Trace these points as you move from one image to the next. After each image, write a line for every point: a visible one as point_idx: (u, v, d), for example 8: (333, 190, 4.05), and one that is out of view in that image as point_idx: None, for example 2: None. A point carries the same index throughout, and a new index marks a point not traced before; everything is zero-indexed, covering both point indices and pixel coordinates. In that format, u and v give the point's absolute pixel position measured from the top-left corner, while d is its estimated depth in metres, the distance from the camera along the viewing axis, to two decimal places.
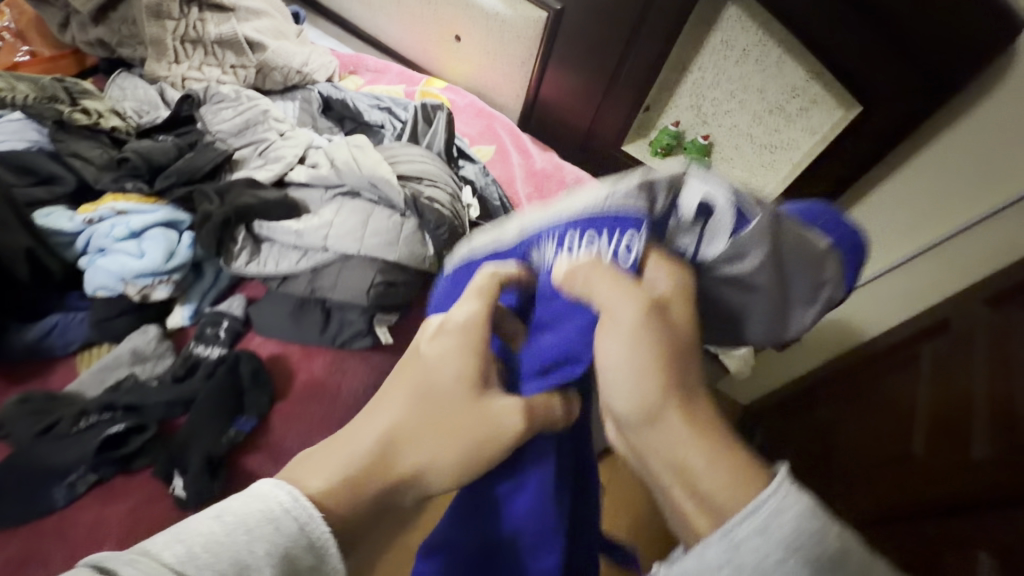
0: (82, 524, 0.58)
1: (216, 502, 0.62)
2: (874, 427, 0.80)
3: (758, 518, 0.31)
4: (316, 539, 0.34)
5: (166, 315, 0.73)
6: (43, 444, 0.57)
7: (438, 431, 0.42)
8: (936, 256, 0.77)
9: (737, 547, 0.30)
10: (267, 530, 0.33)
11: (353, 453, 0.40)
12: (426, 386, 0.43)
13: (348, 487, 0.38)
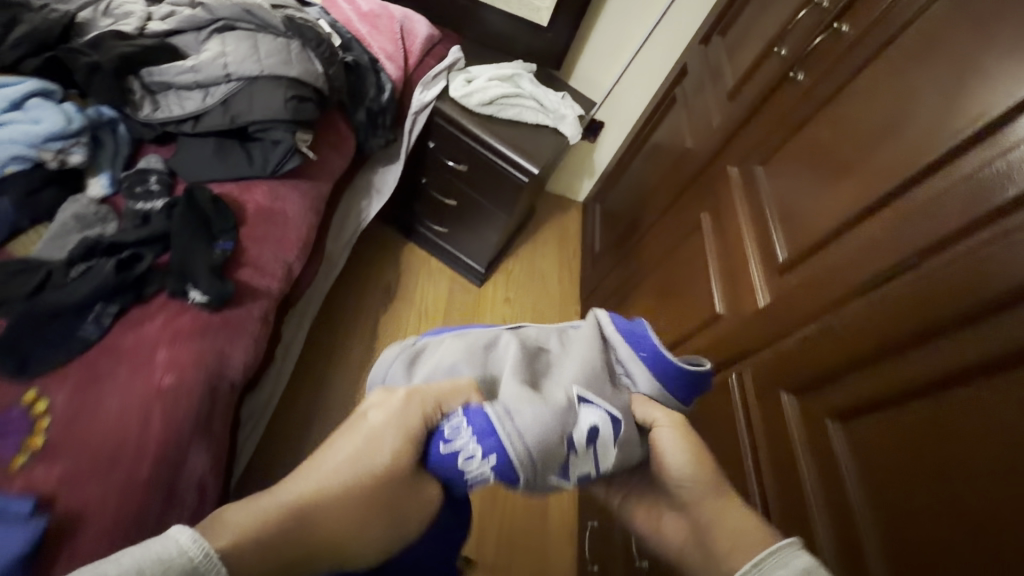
0: (126, 344, 0.69)
1: (232, 300, 0.77)
2: (694, 158, 1.28)
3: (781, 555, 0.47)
4: None
5: (82, 187, 0.77)
6: (48, 291, 0.66)
7: (374, 515, 0.45)
8: (669, 13, 1.49)
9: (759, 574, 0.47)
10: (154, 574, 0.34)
11: (273, 516, 0.41)
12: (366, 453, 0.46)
13: (271, 533, 0.40)
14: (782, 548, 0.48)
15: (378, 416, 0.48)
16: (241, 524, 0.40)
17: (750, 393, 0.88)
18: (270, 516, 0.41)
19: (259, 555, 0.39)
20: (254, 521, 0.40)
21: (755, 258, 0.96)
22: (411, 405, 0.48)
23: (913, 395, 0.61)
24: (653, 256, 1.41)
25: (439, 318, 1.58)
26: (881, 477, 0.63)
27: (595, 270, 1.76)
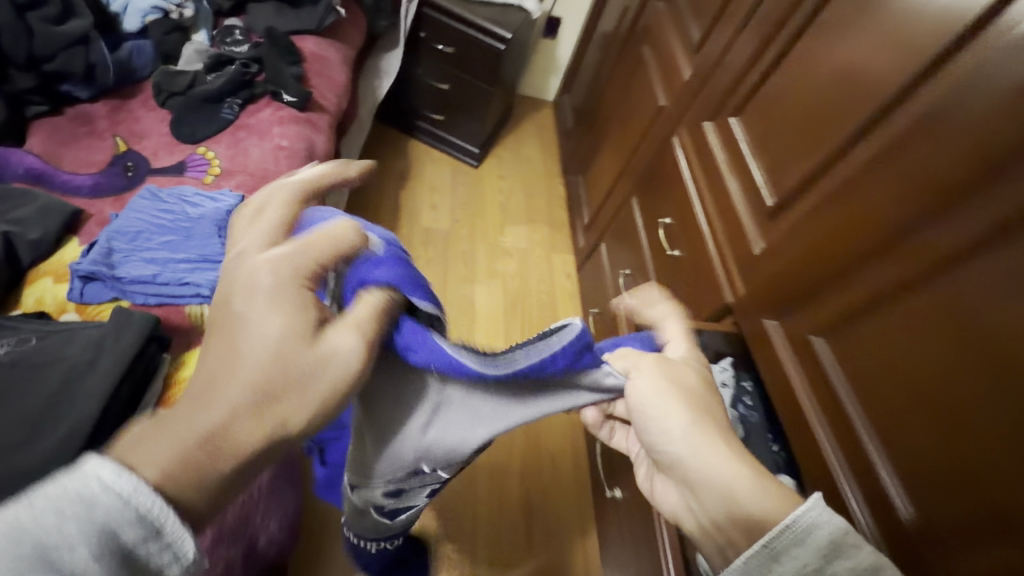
0: (250, 124, 0.99)
1: (311, 104, 1.07)
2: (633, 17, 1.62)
3: (799, 529, 0.47)
4: (146, 512, 0.32)
5: (191, 37, 1.07)
6: (195, 86, 0.97)
7: (300, 377, 0.38)
8: None
9: (779, 553, 0.48)
10: (96, 513, 0.31)
11: (173, 441, 0.35)
12: (272, 386, 0.37)
13: (183, 480, 0.34)
14: (812, 510, 0.48)
15: (264, 276, 0.39)
16: (146, 477, 0.33)
17: (685, 145, 1.20)
18: (189, 446, 0.35)
19: (188, 487, 0.34)
20: (154, 455, 0.34)
21: (678, 60, 1.29)
22: (364, 331, 0.42)
23: (773, 72, 0.94)
24: (608, 109, 1.75)
25: (446, 193, 1.89)
26: (756, 132, 0.97)
27: (570, 145, 2.06)
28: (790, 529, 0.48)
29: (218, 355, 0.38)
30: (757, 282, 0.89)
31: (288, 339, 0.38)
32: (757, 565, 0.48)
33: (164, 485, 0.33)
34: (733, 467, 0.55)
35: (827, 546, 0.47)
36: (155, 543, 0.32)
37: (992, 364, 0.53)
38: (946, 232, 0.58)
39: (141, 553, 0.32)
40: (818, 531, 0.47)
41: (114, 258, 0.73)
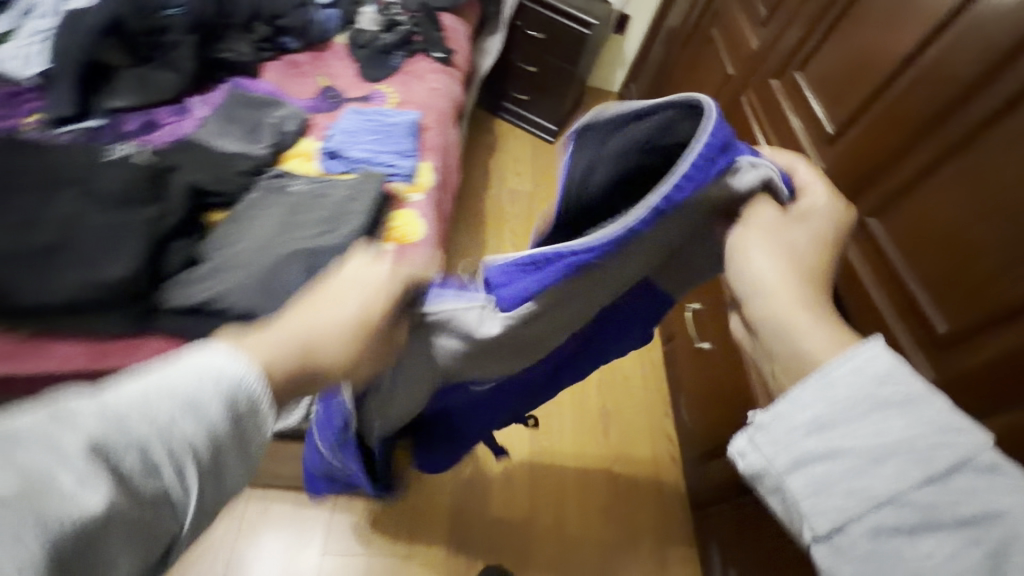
0: (412, 71, 1.28)
1: (453, 60, 1.35)
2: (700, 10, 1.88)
3: (853, 361, 0.40)
4: (241, 397, 0.37)
5: (363, 7, 1.36)
6: (374, 40, 1.27)
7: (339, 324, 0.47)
8: None
9: (832, 384, 0.40)
10: (195, 408, 0.35)
11: (275, 342, 0.43)
12: (340, 355, 0.46)
13: (290, 370, 0.42)
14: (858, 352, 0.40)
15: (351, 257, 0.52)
16: (256, 363, 0.39)
17: (753, 101, 1.43)
18: (283, 342, 0.43)
19: (284, 376, 0.41)
20: (268, 346, 0.42)
21: (745, 33, 1.53)
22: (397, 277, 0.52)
23: (835, 30, 1.17)
24: (674, 91, 2.00)
25: (527, 165, 2.14)
26: (820, 79, 1.19)
27: None
28: (847, 361, 0.40)
29: (316, 314, 0.47)
30: (826, 177, 1.10)
31: (351, 335, 0.47)
32: (806, 400, 0.40)
33: (269, 370, 0.41)
34: (812, 326, 0.45)
35: (880, 377, 0.39)
36: (247, 406, 0.38)
37: (998, 199, 0.75)
38: (968, 113, 0.81)
39: (240, 414, 0.37)
40: (869, 371, 0.39)
41: (342, 143, 1.02)
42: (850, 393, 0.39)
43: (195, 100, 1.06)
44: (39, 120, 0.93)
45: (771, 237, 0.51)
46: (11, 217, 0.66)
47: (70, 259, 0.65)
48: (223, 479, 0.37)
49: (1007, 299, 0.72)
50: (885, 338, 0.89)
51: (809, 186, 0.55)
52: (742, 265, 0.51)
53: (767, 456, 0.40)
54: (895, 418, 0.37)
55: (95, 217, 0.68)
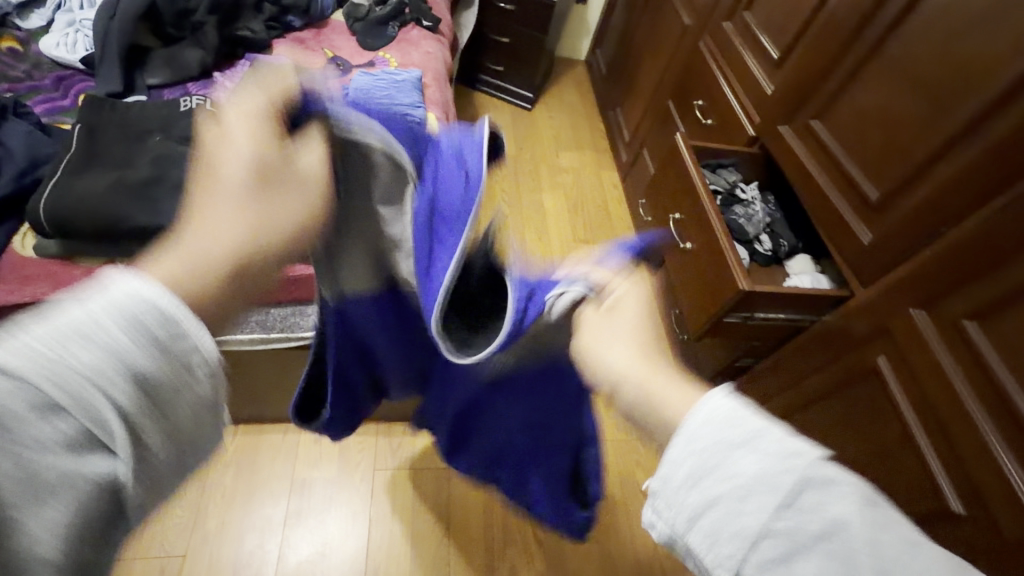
0: (406, 39, 1.42)
1: (440, 28, 1.50)
2: None
3: (699, 414, 0.40)
4: (159, 325, 0.36)
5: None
6: (369, 13, 1.40)
7: (280, 198, 0.48)
8: None
9: (692, 440, 0.39)
10: (104, 338, 0.35)
11: (196, 262, 0.43)
12: (251, 230, 0.46)
13: (204, 284, 0.43)
14: (705, 413, 0.40)
15: (236, 118, 0.48)
16: (158, 282, 0.39)
17: (710, 45, 1.61)
18: (210, 257, 0.44)
19: (212, 281, 0.43)
20: (178, 269, 0.42)
21: None
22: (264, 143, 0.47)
23: None
24: (638, 50, 2.17)
25: (508, 133, 2.30)
26: (764, 15, 1.38)
27: (604, 87, 2.48)
28: (702, 408, 0.40)
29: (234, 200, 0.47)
30: (774, 96, 1.28)
31: (250, 193, 0.46)
32: (674, 463, 0.39)
33: (184, 292, 0.42)
34: (670, 390, 0.46)
35: (726, 420, 0.39)
36: (171, 339, 0.37)
37: (911, 83, 0.94)
38: (880, 20, 1.00)
39: (162, 344, 0.37)
40: (714, 423, 0.39)
41: (358, 98, 1.16)
42: (703, 445, 0.38)
43: (221, 74, 1.18)
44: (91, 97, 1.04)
45: (602, 331, 0.50)
46: (111, 159, 0.79)
47: (169, 190, 0.79)
48: (172, 437, 0.39)
49: (917, 160, 0.92)
50: (835, 214, 1.09)
51: (611, 282, 0.50)
52: (591, 361, 0.50)
53: (667, 525, 0.39)
54: (743, 453, 0.37)
55: (185, 154, 0.81)
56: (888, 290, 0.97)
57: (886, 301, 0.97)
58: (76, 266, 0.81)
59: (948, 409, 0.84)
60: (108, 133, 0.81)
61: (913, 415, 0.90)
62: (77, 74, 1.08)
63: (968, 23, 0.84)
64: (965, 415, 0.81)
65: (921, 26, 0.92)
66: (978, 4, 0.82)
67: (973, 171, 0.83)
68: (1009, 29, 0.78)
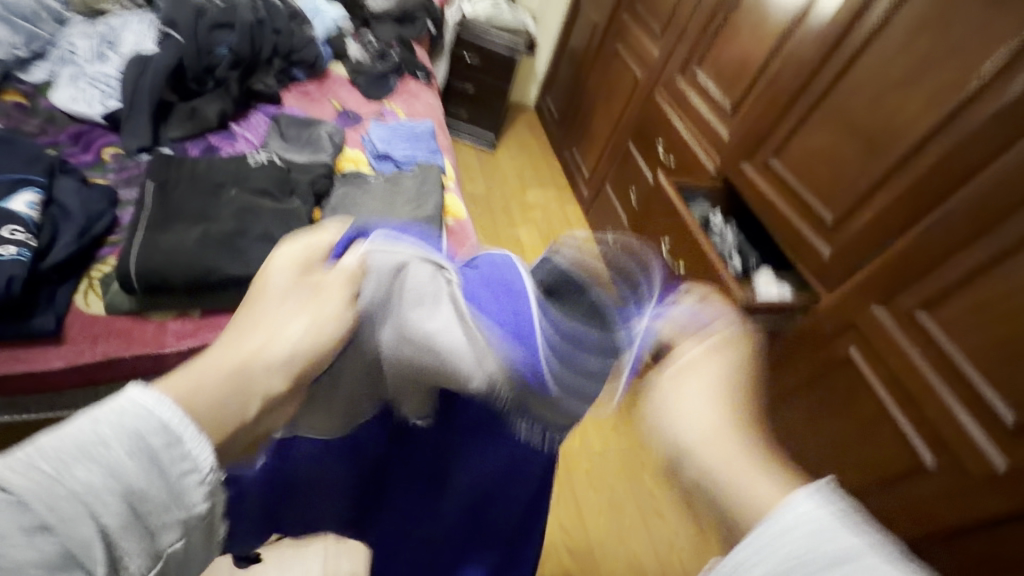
0: (406, 91, 1.53)
1: (433, 80, 1.63)
2: (601, 33, 2.34)
3: (786, 519, 0.35)
4: (172, 430, 0.31)
5: (350, 42, 1.59)
6: (372, 66, 1.50)
7: (311, 308, 0.42)
8: None
9: (770, 542, 0.35)
10: (105, 455, 0.29)
11: (208, 376, 0.35)
12: (296, 342, 0.39)
13: (219, 397, 0.35)
14: (808, 511, 0.35)
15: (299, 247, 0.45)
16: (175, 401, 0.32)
17: (665, 96, 1.87)
18: (221, 369, 0.36)
19: (206, 403, 0.34)
20: (203, 380, 0.35)
21: (647, 46, 1.98)
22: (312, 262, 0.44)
23: (718, 39, 1.64)
24: (589, 97, 2.43)
25: (476, 172, 2.43)
26: (713, 72, 1.65)
27: (559, 130, 2.70)
28: (782, 522, 0.35)
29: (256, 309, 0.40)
30: (733, 139, 1.52)
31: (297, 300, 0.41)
32: (747, 564, 0.35)
33: (191, 400, 0.33)
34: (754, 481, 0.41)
35: (822, 532, 0.34)
36: (175, 452, 0.31)
37: (850, 128, 1.19)
38: (819, 81, 1.27)
39: (162, 461, 0.30)
40: (805, 537, 0.34)
41: (385, 146, 1.24)
42: (784, 559, 0.34)
43: (238, 125, 1.20)
44: (117, 152, 1.02)
45: (683, 396, 0.44)
46: (189, 215, 0.86)
47: (253, 240, 0.86)
48: (152, 573, 0.30)
49: (861, 188, 1.17)
50: (800, 234, 1.31)
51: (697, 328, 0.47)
52: (670, 422, 0.44)
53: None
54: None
55: (265, 205, 0.91)
56: (851, 291, 1.18)
57: (854, 301, 1.18)
58: (145, 319, 0.81)
59: (914, 382, 1.04)
60: (182, 186, 0.89)
61: (887, 393, 1.10)
62: (98, 129, 1.05)
63: (892, 83, 1.10)
64: (929, 386, 1.01)
65: (854, 85, 1.19)
66: (895, 70, 1.10)
67: (912, 191, 1.06)
68: (922, 90, 1.05)
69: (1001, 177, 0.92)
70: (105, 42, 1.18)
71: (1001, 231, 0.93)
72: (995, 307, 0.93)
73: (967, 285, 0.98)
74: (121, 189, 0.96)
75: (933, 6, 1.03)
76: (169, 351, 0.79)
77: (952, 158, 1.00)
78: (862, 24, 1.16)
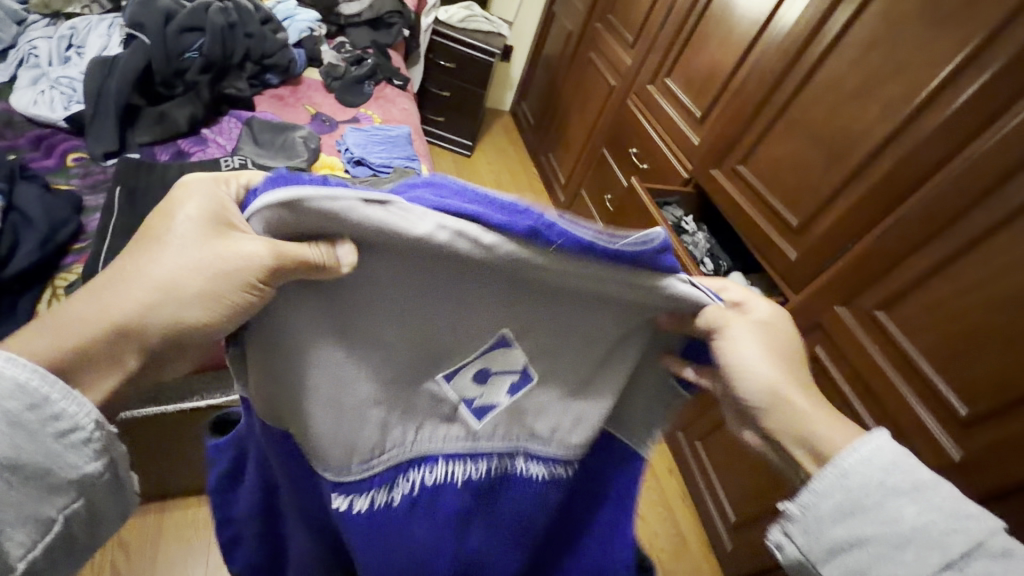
0: (382, 96, 1.52)
1: (408, 86, 1.63)
2: (574, 41, 2.38)
3: (861, 453, 0.42)
4: (37, 393, 0.36)
5: (324, 47, 1.58)
6: (347, 72, 1.49)
7: (192, 277, 0.40)
8: None
9: (846, 474, 0.42)
10: (0, 412, 0.35)
11: (80, 336, 0.39)
12: (177, 297, 0.40)
13: (98, 342, 0.39)
14: (879, 443, 0.42)
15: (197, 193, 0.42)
16: (36, 365, 0.37)
17: (637, 103, 1.91)
18: (133, 320, 0.40)
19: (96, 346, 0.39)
20: (65, 336, 0.39)
21: (620, 54, 2.03)
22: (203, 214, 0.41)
23: (687, 49, 1.69)
24: (564, 103, 2.46)
25: (452, 177, 2.44)
26: (683, 80, 1.70)
27: (534, 136, 2.73)
28: (854, 455, 0.42)
29: (165, 258, 0.40)
30: (703, 146, 1.57)
31: (189, 260, 0.40)
32: (822, 486, 0.42)
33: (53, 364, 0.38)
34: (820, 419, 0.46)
35: (895, 465, 0.41)
36: (44, 410, 0.37)
37: (812, 136, 1.25)
38: (783, 91, 1.32)
39: (29, 423, 0.36)
40: (880, 463, 0.41)
41: (362, 152, 1.24)
42: (863, 483, 0.41)
43: (209, 130, 1.18)
44: (81, 157, 0.99)
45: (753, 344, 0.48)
46: None
47: None
48: (44, 535, 0.38)
49: (823, 193, 1.21)
50: (768, 238, 1.36)
51: (746, 302, 0.51)
52: (739, 373, 0.48)
53: (800, 549, 0.42)
54: (916, 506, 0.39)
55: None
56: (815, 292, 1.23)
57: (819, 301, 1.22)
58: None
59: (873, 377, 1.09)
60: (151, 193, 0.87)
61: (851, 388, 1.14)
62: (59, 133, 1.02)
63: (850, 93, 1.16)
64: (890, 383, 1.06)
65: (814, 95, 1.24)
66: (852, 82, 1.15)
67: (868, 196, 1.12)
68: (876, 101, 1.10)
69: (949, 183, 0.98)
70: (70, 46, 1.15)
71: (950, 234, 0.98)
72: (946, 306, 0.98)
73: (920, 285, 1.03)
74: (86, 195, 0.93)
75: (885, 22, 1.09)
76: None
77: (905, 165, 1.05)
78: (821, 37, 1.22)
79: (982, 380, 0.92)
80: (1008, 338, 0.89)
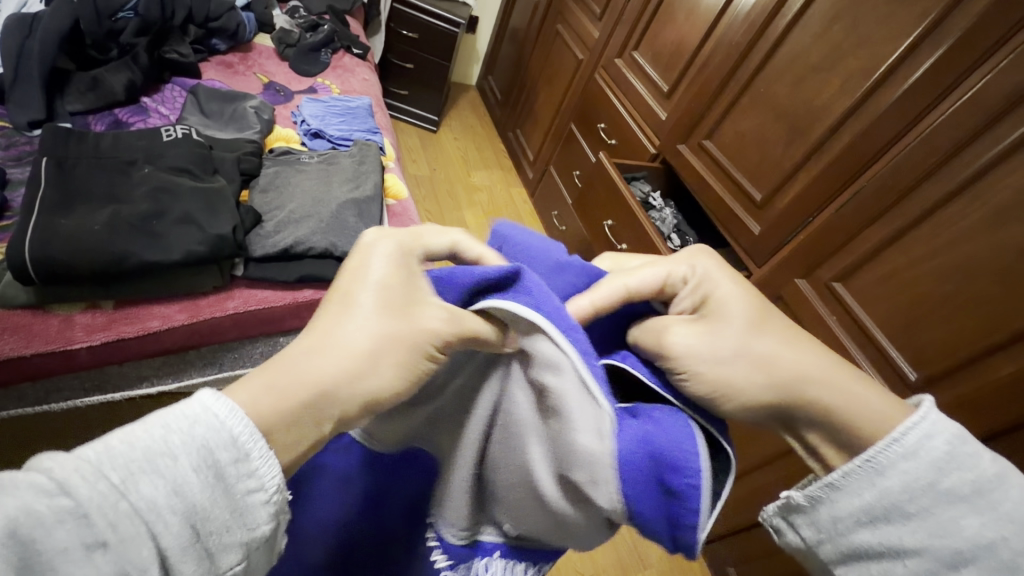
0: (339, 66, 1.45)
1: (367, 56, 1.55)
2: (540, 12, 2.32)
3: (905, 445, 0.38)
4: (240, 435, 0.29)
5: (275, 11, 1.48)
6: (301, 38, 1.40)
7: (394, 364, 0.36)
8: None
9: (885, 466, 0.38)
10: (172, 468, 0.26)
11: (283, 392, 0.32)
12: (368, 378, 0.35)
13: (280, 413, 0.31)
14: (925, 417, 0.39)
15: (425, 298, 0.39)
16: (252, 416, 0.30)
17: (605, 78, 1.89)
18: (299, 393, 0.32)
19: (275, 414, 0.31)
20: (272, 390, 0.31)
21: (587, 26, 1.99)
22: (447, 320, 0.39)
23: (653, 22, 1.67)
24: (531, 77, 2.41)
25: (418, 153, 2.37)
26: (651, 55, 1.68)
27: (502, 112, 2.67)
28: (893, 448, 0.38)
29: (351, 329, 0.36)
30: (670, 121, 1.56)
31: (386, 345, 0.36)
32: (858, 481, 0.38)
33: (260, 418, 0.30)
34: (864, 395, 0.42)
35: (943, 460, 0.37)
36: (240, 468, 0.28)
37: (775, 111, 1.26)
38: (748, 65, 1.32)
39: (228, 478, 0.28)
40: (934, 445, 0.38)
41: (320, 124, 1.18)
42: (905, 483, 0.37)
43: (150, 99, 1.09)
44: (4, 127, 0.91)
45: (718, 346, 0.42)
46: (97, 197, 0.78)
47: (172, 224, 0.80)
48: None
49: (785, 168, 1.24)
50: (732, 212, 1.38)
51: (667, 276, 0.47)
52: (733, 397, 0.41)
53: (808, 540, 0.40)
54: (971, 510, 0.36)
55: (185, 185, 0.84)
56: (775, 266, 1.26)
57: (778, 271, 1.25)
58: (47, 313, 0.76)
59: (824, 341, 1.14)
60: (85, 165, 0.80)
61: None
62: None
63: (813, 67, 1.17)
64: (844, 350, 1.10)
65: (778, 69, 1.25)
66: (814, 57, 1.16)
67: (826, 171, 1.14)
68: (838, 76, 1.12)
69: (904, 156, 1.00)
70: None
71: (905, 207, 1.01)
72: (898, 275, 1.02)
73: (874, 256, 1.06)
74: (11, 169, 0.85)
75: None
76: (79, 347, 0.75)
77: (864, 139, 1.07)
78: (785, 10, 1.22)
79: (932, 346, 0.96)
80: (956, 306, 0.93)
